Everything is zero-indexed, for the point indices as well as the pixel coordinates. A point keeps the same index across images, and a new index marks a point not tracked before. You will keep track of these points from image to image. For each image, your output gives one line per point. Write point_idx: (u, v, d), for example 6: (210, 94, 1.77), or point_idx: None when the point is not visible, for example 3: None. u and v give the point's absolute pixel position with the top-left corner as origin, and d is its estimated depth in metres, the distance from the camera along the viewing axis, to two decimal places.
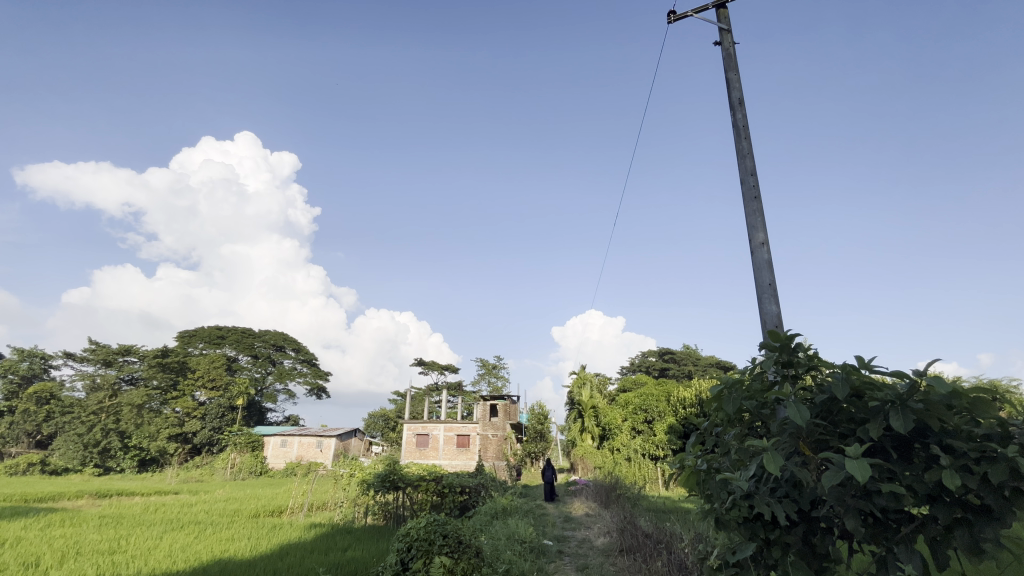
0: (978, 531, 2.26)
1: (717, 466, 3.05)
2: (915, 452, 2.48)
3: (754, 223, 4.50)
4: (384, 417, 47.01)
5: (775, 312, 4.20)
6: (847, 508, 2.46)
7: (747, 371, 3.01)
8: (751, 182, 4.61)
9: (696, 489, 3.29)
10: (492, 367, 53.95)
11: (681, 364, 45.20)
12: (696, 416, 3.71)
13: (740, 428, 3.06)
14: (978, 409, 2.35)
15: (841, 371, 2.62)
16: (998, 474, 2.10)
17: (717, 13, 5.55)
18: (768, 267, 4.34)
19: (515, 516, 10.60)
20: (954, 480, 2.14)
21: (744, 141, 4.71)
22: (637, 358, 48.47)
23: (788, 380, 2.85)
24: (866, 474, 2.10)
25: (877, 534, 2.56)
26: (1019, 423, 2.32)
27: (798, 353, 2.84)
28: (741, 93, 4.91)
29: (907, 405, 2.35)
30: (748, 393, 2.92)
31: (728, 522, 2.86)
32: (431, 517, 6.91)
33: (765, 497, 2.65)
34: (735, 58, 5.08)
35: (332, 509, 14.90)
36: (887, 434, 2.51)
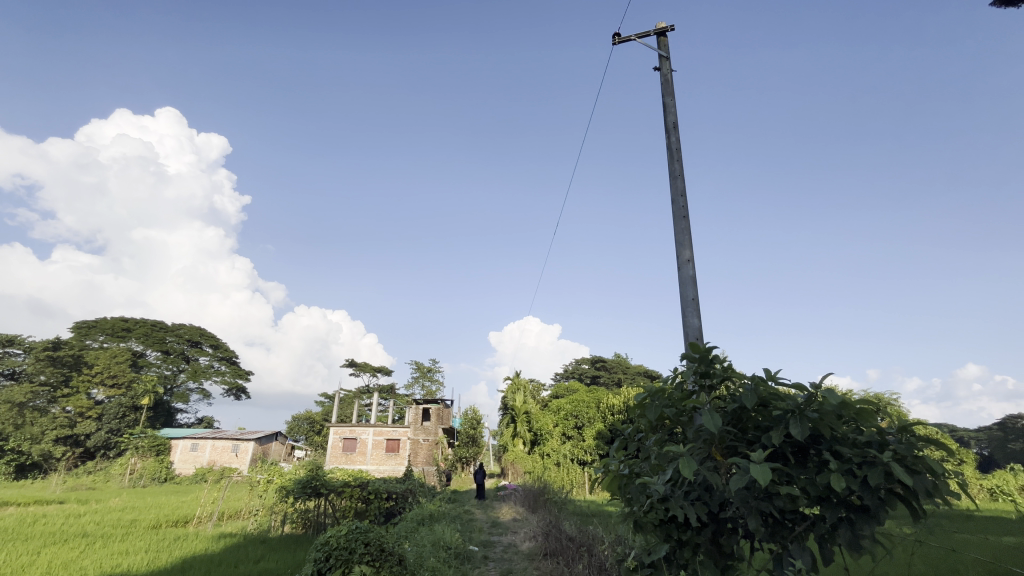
0: (858, 529, 2.50)
1: (637, 471, 3.21)
2: (810, 457, 2.72)
3: (682, 240, 4.78)
4: (310, 420, 44.77)
5: (696, 325, 4.48)
6: (750, 510, 2.66)
7: (670, 380, 3.18)
8: (681, 202, 4.89)
9: (618, 493, 3.42)
10: (427, 371, 53.13)
11: (612, 372, 46.90)
12: (621, 422, 3.86)
13: (661, 434, 3.20)
14: (862, 419, 2.63)
15: (750, 382, 2.84)
16: (875, 477, 2.36)
17: (658, 41, 5.85)
18: (692, 282, 4.61)
19: (441, 522, 10.43)
20: (840, 483, 2.38)
21: (676, 163, 4.99)
22: (571, 364, 49.66)
23: (705, 389, 3.05)
24: (765, 477, 2.30)
25: (775, 533, 2.77)
26: (894, 432, 2.62)
27: (715, 365, 3.06)
28: (675, 118, 5.21)
29: (804, 414, 2.59)
30: (669, 401, 3.08)
31: (645, 524, 2.99)
32: (353, 524, 6.66)
33: (680, 500, 2.80)
34: (672, 84, 5.38)
35: (245, 518, 13.94)
36: (787, 441, 2.74)
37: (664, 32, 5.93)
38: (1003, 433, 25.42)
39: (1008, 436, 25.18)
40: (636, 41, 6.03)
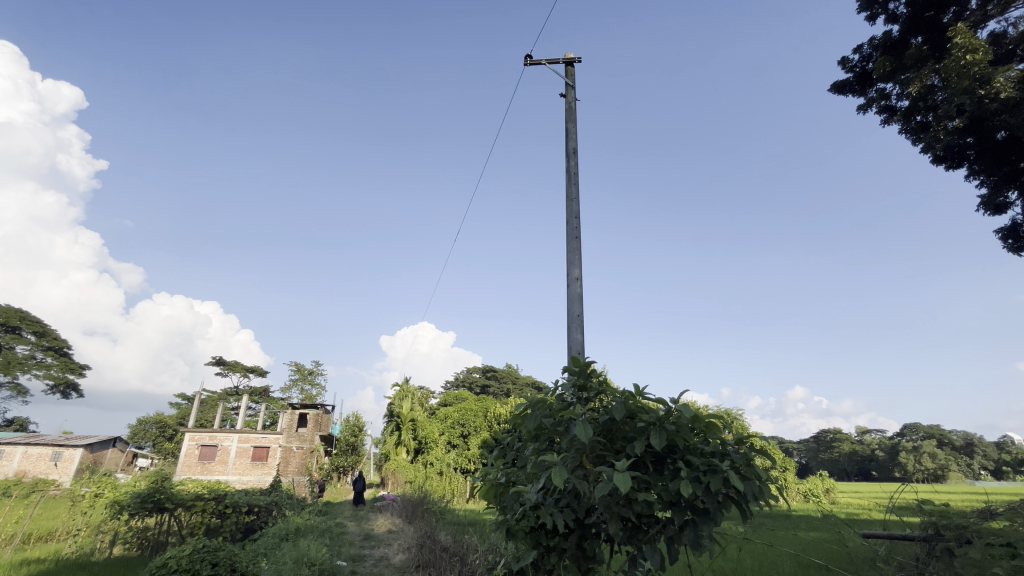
0: (700, 529, 2.80)
1: (514, 480, 3.31)
2: (666, 465, 3.00)
3: (573, 259, 5.05)
4: (160, 424, 39.16)
5: (579, 340, 4.74)
6: (612, 515, 2.86)
7: (550, 392, 3.33)
8: (575, 224, 5.18)
9: (493, 501, 3.49)
10: (308, 374, 49.57)
11: (501, 382, 47.86)
12: (503, 431, 3.94)
13: (538, 443, 3.32)
14: (710, 431, 2.97)
15: (622, 396, 3.06)
16: (716, 483, 2.67)
17: (566, 70, 6.19)
18: (579, 299, 4.89)
19: (308, 537, 9.68)
20: (688, 488, 2.66)
21: (574, 186, 5.28)
22: (462, 372, 49.67)
23: (581, 402, 3.24)
24: (626, 485, 2.49)
25: (632, 536, 3.00)
26: (733, 442, 2.99)
27: (592, 378, 3.27)
28: (576, 144, 5.53)
29: (664, 426, 2.86)
30: (548, 412, 3.21)
31: (516, 532, 3.08)
32: (200, 542, 5.93)
33: (550, 508, 2.92)
34: (575, 112, 5.71)
35: (61, 540, 11.68)
36: (648, 450, 3.00)
37: (571, 62, 6.29)
38: (817, 444, 30.61)
39: (820, 447, 30.41)
40: (546, 66, 6.32)
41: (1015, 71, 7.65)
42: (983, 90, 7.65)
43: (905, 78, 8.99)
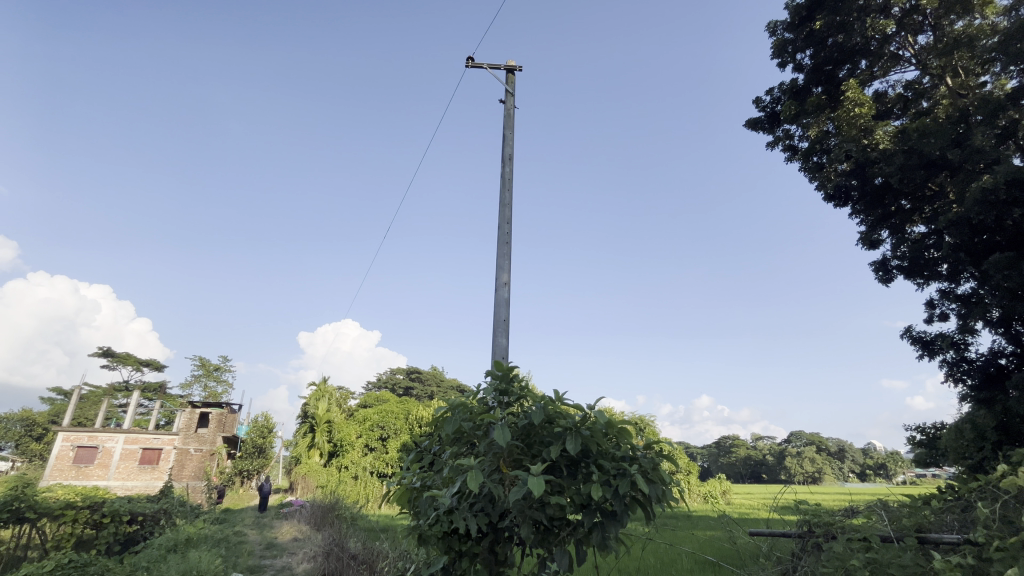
0: (607, 531, 2.91)
1: (429, 484, 3.27)
2: (580, 469, 3.08)
3: (502, 264, 5.09)
4: (26, 421, 34.18)
5: (504, 345, 4.78)
6: (525, 518, 2.90)
7: (472, 396, 3.33)
8: (506, 229, 5.23)
9: (407, 506, 3.42)
10: (213, 369, 45.68)
11: (425, 384, 47.16)
12: (422, 434, 3.89)
13: (456, 447, 3.28)
14: (622, 437, 3.09)
15: (542, 402, 3.12)
16: (623, 486, 2.78)
17: (506, 76, 6.27)
18: (506, 304, 4.93)
19: (200, 547, 8.89)
20: (597, 492, 2.76)
21: (507, 192, 5.34)
22: (385, 373, 48.23)
23: (502, 405, 3.26)
24: (539, 489, 2.53)
25: (544, 539, 3.07)
26: (642, 447, 3.14)
27: (514, 383, 3.32)
28: (512, 150, 5.59)
29: (579, 431, 2.95)
30: (469, 416, 3.19)
31: (428, 537, 3.05)
32: (67, 556, 5.25)
33: (464, 512, 2.91)
34: (513, 119, 5.78)
35: None
36: (563, 454, 3.07)
37: (512, 70, 6.37)
38: (717, 449, 33.17)
39: (719, 452, 32.98)
40: (487, 70, 6.35)
41: (891, 127, 8.86)
42: (866, 139, 8.83)
43: (806, 122, 10.09)
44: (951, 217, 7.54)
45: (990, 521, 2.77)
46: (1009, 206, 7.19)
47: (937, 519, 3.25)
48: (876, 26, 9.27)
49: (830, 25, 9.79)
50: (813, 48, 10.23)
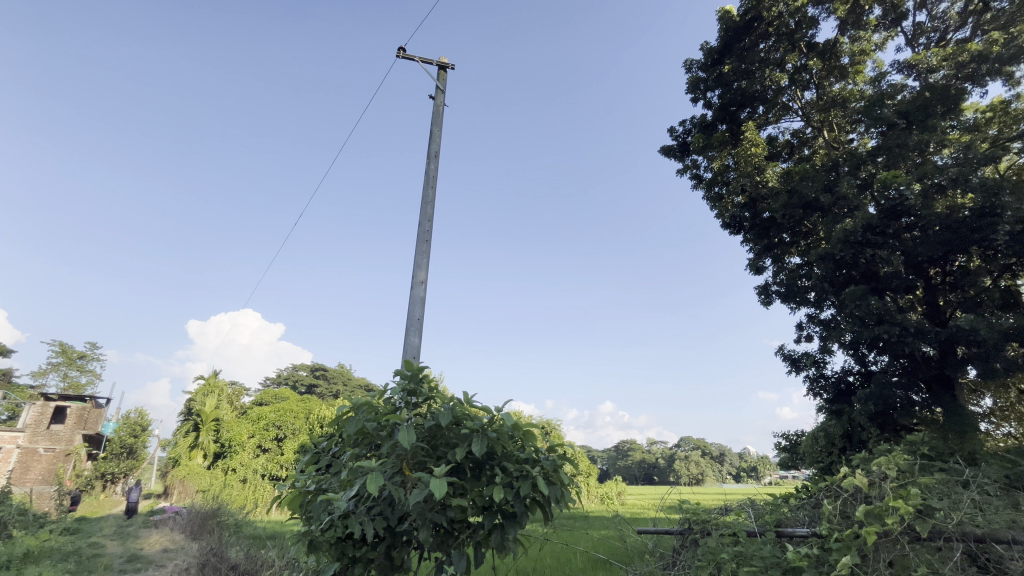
0: (506, 533, 2.95)
1: (325, 487, 3.10)
2: (484, 471, 3.10)
3: (420, 262, 5.00)
4: None
5: (416, 344, 4.69)
6: (424, 521, 2.85)
7: (379, 395, 3.22)
8: (426, 227, 5.15)
9: (298, 511, 3.22)
10: (75, 357, 39.75)
11: (330, 383, 44.87)
12: (320, 434, 3.69)
13: (357, 449, 3.15)
14: (527, 439, 3.15)
15: (451, 403, 3.09)
16: (524, 487, 2.83)
17: (438, 73, 6.19)
18: (420, 303, 4.85)
19: (44, 563, 7.68)
20: (498, 493, 2.78)
21: (430, 189, 5.26)
22: (286, 369, 45.11)
23: (409, 406, 3.19)
24: (441, 492, 2.50)
25: (443, 542, 3.05)
26: (545, 448, 3.22)
27: (423, 383, 3.26)
28: (438, 148, 5.52)
29: (486, 433, 2.95)
30: (374, 416, 3.08)
31: (320, 543, 2.89)
32: None
33: (360, 517, 2.79)
34: (441, 116, 5.72)
35: None
36: (468, 456, 3.07)
37: (444, 67, 6.30)
38: (616, 452, 35.18)
39: (617, 455, 35.01)
40: (418, 63, 6.24)
41: (779, 168, 10.02)
42: (758, 177, 9.89)
43: (711, 155, 11.08)
44: (820, 251, 8.67)
45: (833, 516, 3.19)
46: (864, 246, 8.43)
47: (792, 515, 3.69)
48: (773, 77, 10.44)
49: (736, 70, 10.86)
50: (721, 89, 11.28)
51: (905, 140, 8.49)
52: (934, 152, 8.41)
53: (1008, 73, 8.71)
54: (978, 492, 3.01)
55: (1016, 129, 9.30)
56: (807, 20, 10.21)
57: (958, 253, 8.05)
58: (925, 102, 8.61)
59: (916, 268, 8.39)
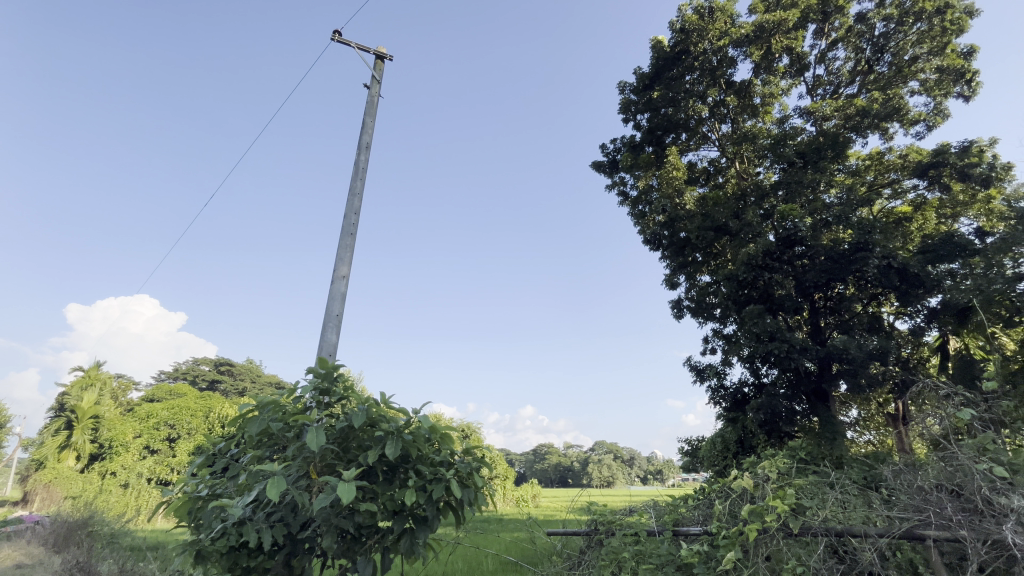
0: (416, 537, 2.89)
1: (218, 492, 2.86)
2: (397, 474, 3.02)
3: (343, 256, 4.79)
4: None
5: (333, 341, 4.49)
6: (329, 527, 2.72)
7: (288, 393, 3.04)
8: (353, 220, 4.95)
9: (185, 519, 2.93)
10: None
11: (236, 380, 41.70)
12: (215, 435, 3.39)
13: (258, 451, 2.93)
14: (444, 441, 3.11)
15: (366, 403, 2.98)
16: (437, 490, 2.80)
17: (374, 62, 6.01)
18: (340, 299, 4.65)
19: None
20: (410, 496, 2.73)
21: (359, 181, 5.08)
22: (186, 363, 41.23)
23: (320, 406, 3.03)
24: (349, 496, 2.40)
25: (348, 549, 2.92)
26: (462, 452, 3.19)
27: (337, 382, 3.12)
28: (370, 140, 5.35)
29: (401, 436, 2.89)
30: (280, 416, 2.90)
31: (209, 553, 2.66)
32: None
33: (257, 524, 2.60)
34: (376, 107, 5.54)
35: None
36: (381, 459, 2.98)
37: (382, 57, 6.12)
38: (533, 456, 35.96)
39: (534, 459, 35.78)
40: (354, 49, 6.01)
41: (695, 192, 10.80)
42: (677, 199, 10.58)
43: (638, 174, 11.72)
44: (726, 272, 9.44)
45: (722, 514, 3.48)
46: (763, 270, 9.31)
47: (689, 515, 3.98)
48: (695, 108, 11.28)
49: (664, 98, 11.59)
50: (649, 113, 11.98)
51: (801, 178, 9.47)
52: (824, 190, 9.50)
53: (884, 129, 10.07)
54: (840, 491, 3.42)
55: (887, 178, 10.75)
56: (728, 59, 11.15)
57: (838, 281, 9.15)
58: (818, 146, 9.71)
59: (804, 292, 9.40)
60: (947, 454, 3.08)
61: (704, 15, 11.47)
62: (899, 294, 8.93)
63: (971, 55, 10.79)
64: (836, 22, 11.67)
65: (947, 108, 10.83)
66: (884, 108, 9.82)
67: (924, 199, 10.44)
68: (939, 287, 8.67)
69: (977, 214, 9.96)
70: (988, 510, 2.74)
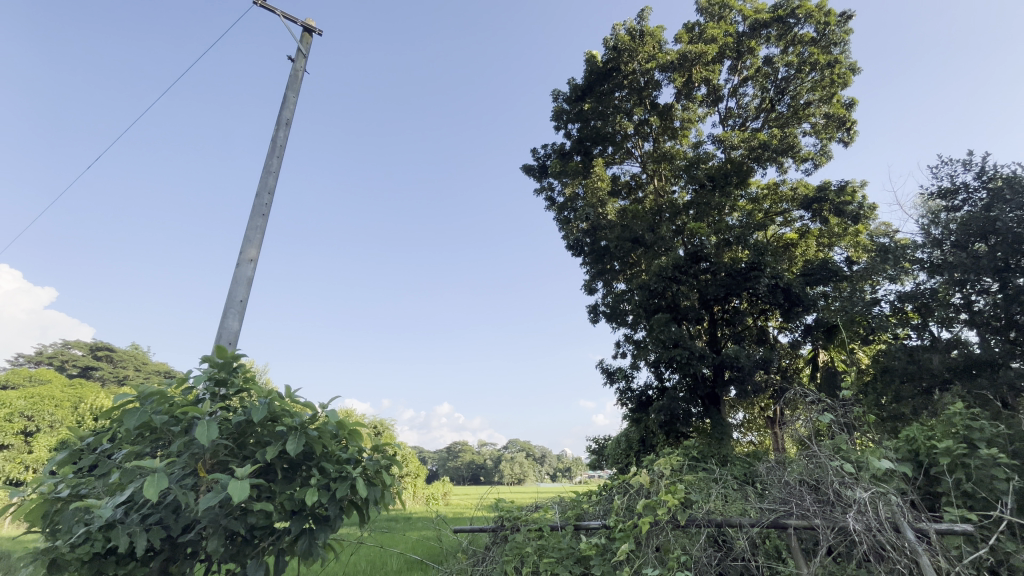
0: (315, 538, 2.76)
1: (83, 493, 2.53)
2: (298, 472, 2.86)
3: (251, 238, 4.45)
4: None
5: (234, 329, 4.15)
6: (216, 529, 2.52)
7: (176, 384, 2.77)
8: (265, 200, 4.62)
9: (38, 524, 2.56)
10: None
11: (115, 367, 37.08)
12: (83, 428, 2.98)
13: (136, 446, 2.64)
14: (351, 438, 2.99)
15: (267, 397, 2.79)
16: (342, 489, 2.68)
17: (301, 35, 5.65)
18: (246, 284, 4.31)
19: None
20: (310, 495, 2.60)
21: (275, 159, 4.74)
22: (52, 347, 35.94)
23: (214, 398, 2.80)
24: (241, 495, 2.24)
25: (237, 552, 2.73)
26: (371, 450, 3.08)
27: (235, 373, 2.89)
28: (290, 116, 5.02)
29: (305, 431, 2.73)
30: (165, 409, 2.63)
31: (67, 561, 2.35)
32: None
33: (130, 527, 2.34)
34: (300, 82, 5.22)
35: None
36: (281, 456, 2.82)
37: (310, 30, 5.77)
38: (447, 454, 35.77)
39: (448, 456, 35.58)
40: (279, 18, 5.61)
41: (617, 204, 11.35)
42: (600, 208, 11.05)
43: (565, 181, 12.11)
44: (640, 281, 10.02)
45: (620, 509, 3.70)
46: (672, 282, 9.99)
47: (591, 509, 4.18)
48: (622, 124, 11.88)
49: (594, 110, 12.08)
50: (580, 124, 12.45)
51: (709, 200, 10.39)
52: (728, 213, 10.43)
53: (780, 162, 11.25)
54: (722, 486, 3.77)
55: (780, 207, 12.01)
56: (654, 82, 11.84)
57: (734, 295, 10.07)
58: (726, 172, 10.62)
59: (706, 304, 10.23)
60: (810, 453, 3.51)
61: (636, 37, 12.08)
62: (782, 311, 10.01)
63: (852, 107, 12.38)
64: (747, 61, 12.84)
65: (830, 150, 12.34)
66: (781, 144, 10.97)
67: (808, 229, 11.81)
68: (815, 306, 9.84)
69: (848, 245, 11.43)
70: (838, 501, 3.16)
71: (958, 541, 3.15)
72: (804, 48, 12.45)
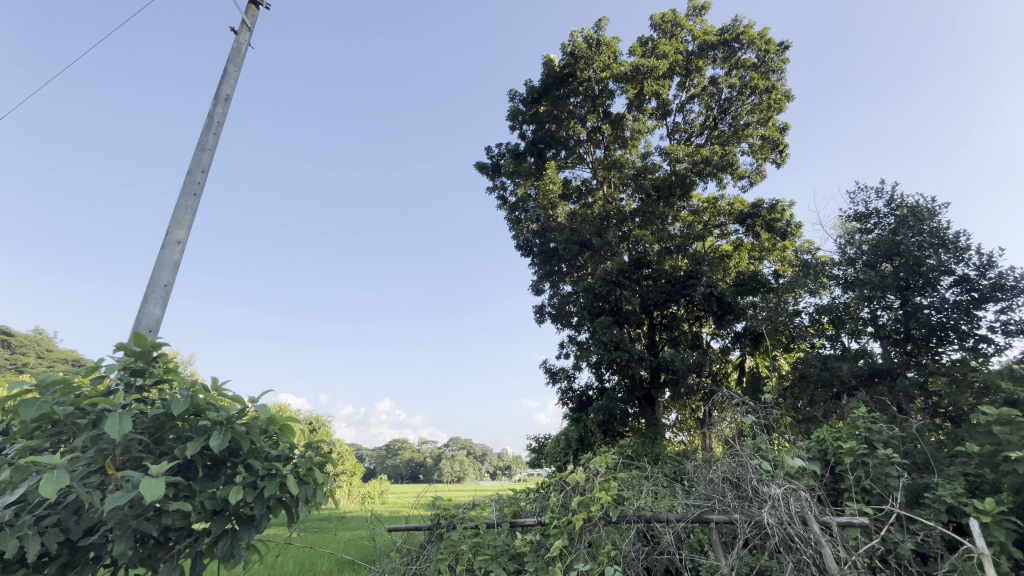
0: (237, 539, 2.61)
1: None
2: (222, 470, 2.70)
3: (180, 218, 4.15)
4: None
5: (156, 315, 3.85)
6: (124, 531, 2.33)
7: (84, 374, 2.53)
8: (198, 178, 4.32)
9: None
10: None
11: (12, 354, 33.29)
12: None
13: (33, 441, 2.39)
14: (283, 434, 2.85)
15: (190, 389, 2.60)
16: (269, 488, 2.55)
17: (247, 6, 5.32)
18: (172, 267, 4.01)
19: None
20: (234, 494, 2.46)
21: (211, 136, 4.44)
22: None
23: (129, 390, 2.58)
24: (154, 494, 2.08)
25: (148, 556, 2.54)
26: (303, 446, 2.95)
27: (155, 363, 2.67)
28: (231, 91, 4.72)
29: (231, 426, 2.58)
30: (70, 400, 2.39)
31: None
32: None
33: (22, 529, 2.11)
34: (243, 56, 4.92)
35: None
36: (204, 452, 2.65)
37: (257, 2, 5.45)
38: (385, 451, 34.97)
39: (386, 454, 34.79)
40: None
41: (567, 207, 11.56)
42: (551, 211, 11.21)
43: (518, 181, 12.19)
44: (585, 284, 10.25)
45: (556, 506, 3.77)
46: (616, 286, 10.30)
47: (528, 506, 4.24)
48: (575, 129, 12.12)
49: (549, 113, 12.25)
50: (535, 125, 12.59)
51: (654, 209, 10.81)
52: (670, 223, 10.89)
53: (720, 178, 11.90)
54: (653, 483, 3.95)
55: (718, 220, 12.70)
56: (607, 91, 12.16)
57: (673, 302, 10.54)
58: (670, 183, 11.09)
59: (646, 309, 10.62)
60: (733, 452, 3.74)
61: (592, 45, 12.37)
62: (715, 318, 10.59)
63: (785, 131, 13.30)
64: (695, 80, 13.49)
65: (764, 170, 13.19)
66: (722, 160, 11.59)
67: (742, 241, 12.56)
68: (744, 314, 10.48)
69: (776, 259, 12.25)
70: (755, 497, 3.38)
71: (856, 532, 3.48)
72: (746, 72, 13.23)
